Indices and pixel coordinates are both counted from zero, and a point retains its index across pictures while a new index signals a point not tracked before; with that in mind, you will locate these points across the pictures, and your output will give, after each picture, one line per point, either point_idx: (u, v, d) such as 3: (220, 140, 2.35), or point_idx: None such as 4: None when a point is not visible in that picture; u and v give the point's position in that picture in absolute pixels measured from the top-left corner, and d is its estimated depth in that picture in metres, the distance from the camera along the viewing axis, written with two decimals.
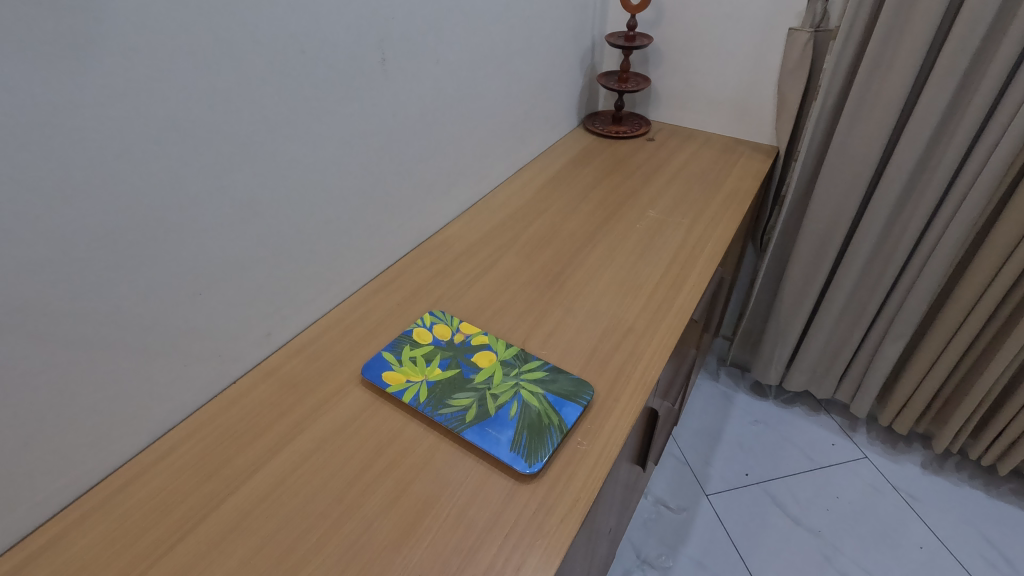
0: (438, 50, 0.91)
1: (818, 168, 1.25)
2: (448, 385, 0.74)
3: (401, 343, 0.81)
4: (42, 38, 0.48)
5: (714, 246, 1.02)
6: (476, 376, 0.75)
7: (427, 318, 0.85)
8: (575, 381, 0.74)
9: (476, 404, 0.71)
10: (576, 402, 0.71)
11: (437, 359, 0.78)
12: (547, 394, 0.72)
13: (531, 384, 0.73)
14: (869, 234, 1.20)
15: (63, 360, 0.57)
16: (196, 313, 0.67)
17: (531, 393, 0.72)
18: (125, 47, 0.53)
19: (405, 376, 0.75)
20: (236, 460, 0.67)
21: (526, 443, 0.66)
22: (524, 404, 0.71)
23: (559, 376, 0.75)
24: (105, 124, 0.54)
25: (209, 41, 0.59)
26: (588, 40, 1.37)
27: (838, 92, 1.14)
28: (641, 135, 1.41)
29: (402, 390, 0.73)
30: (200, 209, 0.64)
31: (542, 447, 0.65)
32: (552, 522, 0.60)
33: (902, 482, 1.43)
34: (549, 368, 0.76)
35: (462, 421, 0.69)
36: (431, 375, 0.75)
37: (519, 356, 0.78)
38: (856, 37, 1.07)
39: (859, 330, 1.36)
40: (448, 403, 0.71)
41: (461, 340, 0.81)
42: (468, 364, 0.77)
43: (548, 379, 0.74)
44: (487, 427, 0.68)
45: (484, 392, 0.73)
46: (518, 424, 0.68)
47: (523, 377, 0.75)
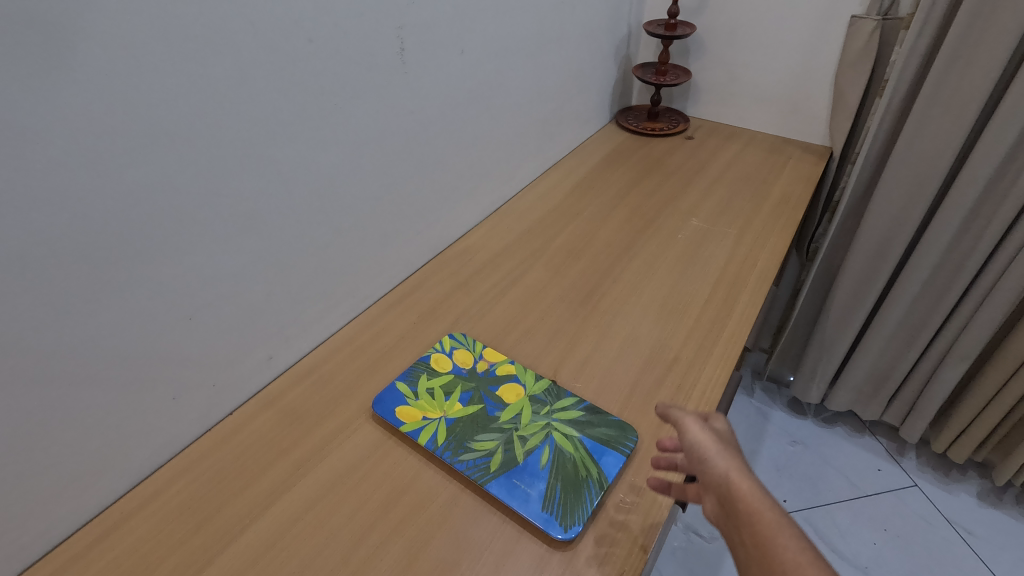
0: (463, 38, 0.81)
1: (877, 172, 1.13)
2: (470, 424, 0.65)
3: (418, 371, 0.72)
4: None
5: (766, 260, 0.91)
6: (501, 415, 0.66)
7: (446, 341, 0.76)
8: (615, 424, 0.64)
9: (502, 449, 0.62)
10: (618, 450, 0.62)
11: (458, 392, 0.69)
12: (584, 438, 0.63)
13: (565, 426, 0.64)
14: (935, 246, 1.08)
15: (28, 401, 0.49)
16: (186, 340, 0.59)
17: (565, 437, 0.63)
18: (91, 33, 0.44)
19: (422, 413, 0.66)
20: (229, 507, 0.59)
21: (560, 500, 0.57)
22: (557, 450, 0.62)
23: (597, 417, 0.65)
24: (68, 125, 0.45)
25: (199, 29, 0.50)
26: (624, 29, 1.26)
27: (906, 89, 1.02)
28: (678, 132, 1.30)
29: (417, 430, 0.64)
30: (189, 223, 0.55)
31: (579, 507, 0.57)
32: None
33: (956, 515, 1.32)
34: (585, 406, 0.67)
35: (486, 469, 0.60)
36: (451, 411, 0.67)
37: (551, 390, 0.69)
38: (932, 26, 0.94)
39: (915, 350, 1.24)
40: (469, 447, 0.63)
41: (484, 370, 0.72)
42: (493, 398, 0.68)
43: (584, 422, 0.65)
44: (515, 478, 0.59)
45: (512, 434, 0.64)
46: (550, 476, 0.59)
47: (555, 417, 0.66)
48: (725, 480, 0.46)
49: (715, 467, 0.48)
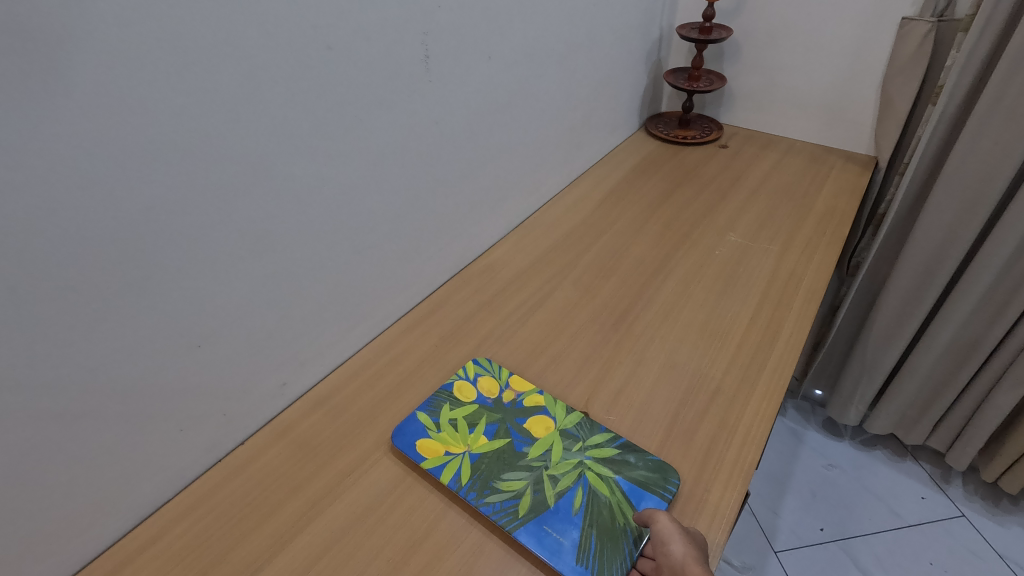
0: (491, 43, 0.77)
1: (928, 184, 1.06)
2: (496, 461, 0.61)
3: (440, 399, 0.67)
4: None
5: (813, 279, 0.85)
6: (530, 452, 0.61)
7: (470, 366, 0.71)
8: (654, 464, 0.59)
9: (531, 490, 0.58)
10: (657, 493, 0.57)
11: (483, 425, 0.65)
12: (621, 480, 0.58)
13: (599, 465, 0.59)
14: (992, 264, 1.01)
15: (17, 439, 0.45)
16: (194, 370, 0.55)
17: (599, 477, 0.58)
18: (89, 41, 0.40)
19: (444, 447, 0.62)
20: (238, 550, 0.55)
21: (595, 552, 0.52)
22: (591, 493, 0.57)
23: (632, 454, 0.60)
24: (63, 140, 0.41)
25: (209, 37, 0.46)
26: (655, 33, 1.20)
27: (964, 95, 0.95)
28: (711, 140, 1.24)
29: (440, 467, 0.60)
30: (197, 246, 0.52)
31: (617, 561, 0.52)
32: None
33: (1008, 549, 1.23)
34: (620, 442, 0.62)
35: (513, 514, 0.55)
36: (476, 446, 0.62)
37: (583, 424, 0.64)
38: (995, 27, 0.88)
39: (966, 372, 1.16)
40: (495, 486, 0.58)
41: (511, 399, 0.67)
42: (520, 432, 0.64)
43: (620, 461, 0.60)
44: (546, 525, 0.54)
45: (540, 474, 0.59)
46: (584, 523, 0.55)
47: (588, 455, 0.61)
48: (681, 564, 0.47)
49: (672, 554, 0.48)
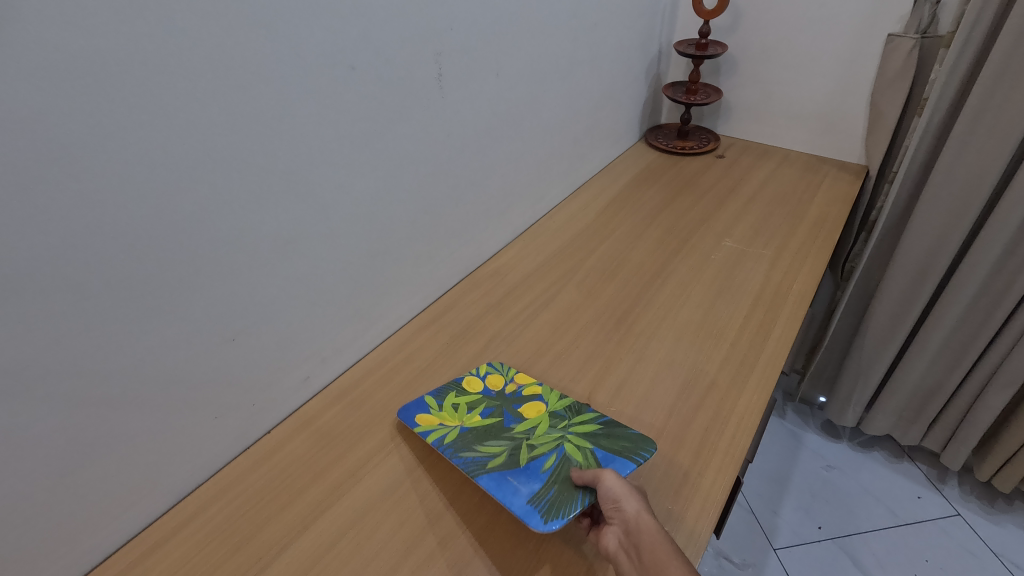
0: (499, 62, 0.83)
1: (917, 192, 1.11)
2: (482, 431, 0.66)
3: (446, 385, 0.73)
4: (36, 46, 0.39)
5: (805, 281, 0.90)
6: (517, 427, 0.66)
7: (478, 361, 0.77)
8: (634, 438, 0.63)
9: (508, 453, 0.62)
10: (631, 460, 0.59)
11: (482, 407, 0.69)
12: (596, 449, 0.62)
13: (580, 438, 0.63)
14: (980, 267, 1.05)
15: (71, 422, 0.49)
16: (228, 362, 0.60)
17: (577, 447, 0.62)
18: (150, 66, 0.45)
19: (440, 419, 0.67)
20: (268, 528, 0.59)
21: (551, 497, 0.56)
22: (564, 458, 0.61)
23: (614, 431, 0.64)
24: (120, 154, 0.46)
25: (248, 61, 0.52)
26: (654, 48, 1.26)
27: (947, 107, 1.00)
28: (709, 150, 1.29)
29: (429, 431, 0.65)
30: (233, 247, 0.57)
31: (568, 506, 0.55)
32: None
33: (1003, 547, 1.26)
34: (603, 421, 0.66)
35: (482, 466, 0.60)
36: (469, 421, 0.67)
37: (571, 408, 0.69)
38: (975, 44, 0.93)
39: (958, 373, 1.20)
40: (474, 446, 0.63)
41: (511, 387, 0.72)
42: (513, 414, 0.68)
43: (601, 435, 0.64)
44: (511, 475, 0.59)
45: (521, 443, 0.64)
46: (549, 478, 0.59)
47: (571, 430, 0.65)
48: (636, 519, 0.51)
49: (627, 511, 0.52)
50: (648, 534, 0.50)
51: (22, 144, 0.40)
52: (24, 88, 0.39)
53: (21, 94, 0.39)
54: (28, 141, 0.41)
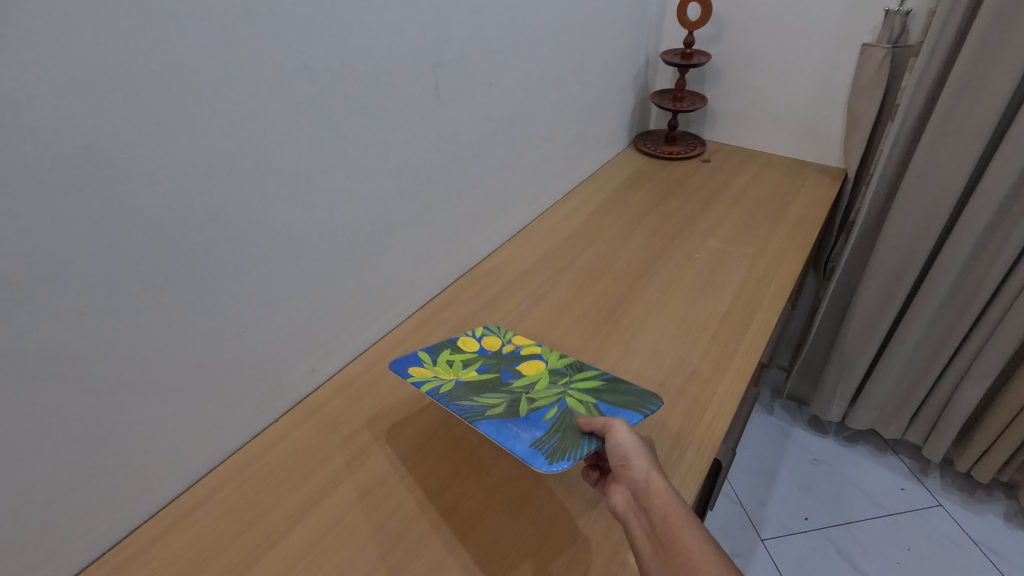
0: (493, 72, 0.87)
1: (892, 194, 1.16)
2: (480, 385, 0.69)
3: (439, 346, 0.76)
4: (77, 61, 0.44)
5: (784, 278, 0.94)
6: (516, 382, 0.70)
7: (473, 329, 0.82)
8: (637, 393, 0.67)
9: (509, 403, 0.66)
10: (637, 411, 0.64)
11: (477, 364, 0.73)
12: (599, 403, 0.66)
13: (582, 393, 0.68)
14: (953, 265, 1.10)
15: (98, 407, 0.53)
16: (241, 353, 0.65)
17: (580, 401, 0.67)
18: (176, 80, 0.50)
19: (433, 372, 0.70)
20: (278, 507, 0.63)
21: (553, 443, 0.59)
22: (566, 410, 0.65)
23: (617, 387, 0.69)
24: (148, 159, 0.50)
25: (263, 77, 0.57)
26: (642, 57, 1.31)
27: (918, 113, 1.05)
28: (695, 155, 1.35)
29: (424, 381, 0.68)
30: (245, 245, 0.61)
31: (571, 451, 0.58)
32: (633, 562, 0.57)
33: (982, 536, 1.30)
34: (605, 378, 0.71)
35: (481, 415, 0.63)
36: (464, 376, 0.70)
37: (571, 367, 0.74)
38: (941, 54, 0.98)
39: (936, 368, 1.25)
40: (475, 396, 0.67)
41: (507, 347, 0.77)
42: (512, 371, 0.73)
43: (603, 391, 0.68)
44: (512, 422, 0.62)
45: (521, 396, 0.68)
46: (550, 428, 0.62)
47: (573, 386, 0.70)
48: (645, 479, 0.53)
49: (636, 470, 0.54)
50: (657, 495, 0.52)
51: (61, 150, 0.45)
52: (64, 100, 0.44)
53: (65, 104, 0.44)
54: (70, 147, 0.45)
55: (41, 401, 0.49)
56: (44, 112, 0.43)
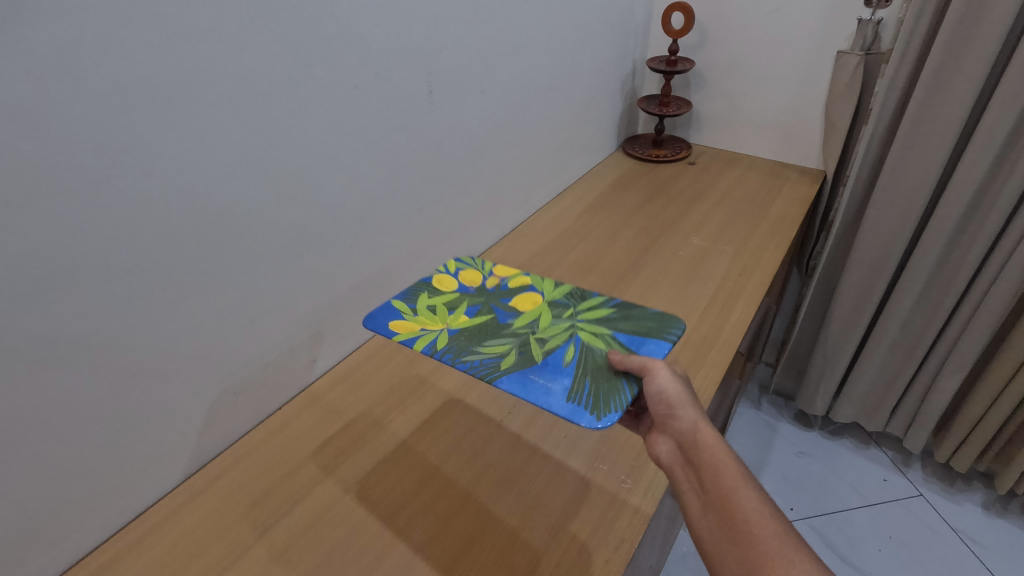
0: (484, 80, 0.92)
1: (869, 194, 1.21)
2: (478, 330, 0.71)
3: (417, 292, 0.77)
4: (102, 71, 0.48)
5: (762, 273, 0.99)
6: (515, 323, 0.72)
7: (451, 266, 0.85)
8: (653, 319, 0.71)
9: (518, 347, 0.68)
10: (660, 337, 0.68)
11: (464, 309, 0.74)
12: (616, 336, 0.69)
13: (593, 327, 0.71)
14: (927, 262, 1.15)
15: (116, 392, 0.58)
16: (248, 343, 0.69)
17: (594, 335, 0.70)
18: (190, 87, 0.54)
19: (419, 325, 0.70)
20: (282, 487, 0.68)
21: (588, 391, 0.61)
22: (585, 348, 0.68)
23: (628, 316, 0.73)
24: (164, 160, 0.55)
25: (269, 87, 0.62)
26: (629, 65, 1.37)
27: (890, 116, 1.10)
28: (681, 158, 1.40)
29: (414, 337, 0.68)
30: (252, 242, 0.66)
31: (609, 401, 0.60)
32: (626, 513, 0.63)
33: (962, 525, 1.35)
34: (613, 306, 0.75)
35: (500, 372, 0.64)
36: (455, 323, 0.71)
37: (571, 301, 0.76)
38: (910, 60, 1.04)
39: (914, 361, 1.30)
40: (483, 346, 0.68)
41: (496, 285, 0.80)
42: (505, 311, 0.74)
43: (614, 321, 0.72)
44: (535, 374, 0.63)
45: (528, 337, 0.70)
46: (575, 373, 0.64)
47: (582, 320, 0.72)
48: (692, 428, 0.56)
49: (681, 418, 0.57)
50: (702, 445, 0.55)
51: (87, 152, 0.49)
52: (90, 107, 0.48)
53: (91, 110, 0.49)
54: (95, 149, 0.50)
55: (65, 384, 0.53)
56: (71, 117, 0.48)
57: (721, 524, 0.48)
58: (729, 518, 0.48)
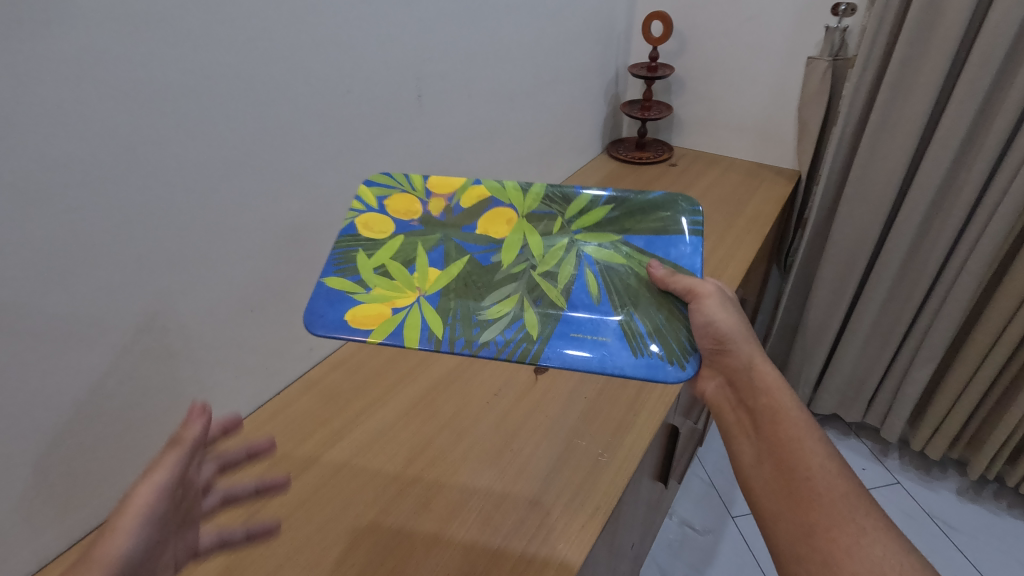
0: (470, 85, 0.98)
1: (840, 193, 1.28)
2: (465, 281, 0.71)
3: (351, 252, 0.70)
4: (115, 75, 0.53)
5: (736, 266, 1.05)
6: (503, 261, 0.73)
7: (373, 190, 0.76)
8: (660, 208, 0.77)
9: (529, 293, 0.69)
10: (677, 231, 0.74)
11: (426, 260, 0.72)
12: (629, 242, 0.75)
13: (600, 238, 0.76)
14: (895, 256, 1.21)
15: (126, 372, 0.62)
16: (247, 328, 0.75)
17: (603, 249, 0.75)
18: (195, 92, 0.60)
19: (389, 306, 0.65)
20: (281, 464, 0.72)
21: (649, 335, 0.65)
22: (606, 268, 0.72)
23: (627, 213, 0.77)
24: (172, 157, 0.60)
25: (268, 92, 0.67)
26: (612, 71, 1.43)
27: (857, 118, 1.17)
28: (663, 160, 1.45)
29: (399, 325, 0.63)
30: (252, 236, 0.71)
31: (671, 344, 0.64)
32: (603, 481, 0.68)
33: (937, 510, 1.40)
34: (606, 204, 0.78)
35: (542, 341, 0.64)
36: (428, 288, 0.69)
37: (556, 204, 0.78)
38: (874, 64, 1.10)
39: (888, 352, 1.35)
40: (492, 305, 0.68)
41: (450, 210, 0.77)
42: (482, 248, 0.74)
43: (618, 225, 0.76)
44: (577, 331, 0.65)
45: (531, 276, 0.72)
46: (614, 310, 0.68)
47: (580, 232, 0.76)
48: (751, 367, 0.64)
49: (743, 358, 0.65)
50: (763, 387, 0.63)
51: (104, 151, 0.54)
52: (106, 108, 0.53)
53: (106, 112, 0.53)
54: (109, 147, 0.54)
55: (81, 364, 0.58)
56: (89, 117, 0.52)
57: (779, 472, 0.57)
58: (792, 477, 0.56)
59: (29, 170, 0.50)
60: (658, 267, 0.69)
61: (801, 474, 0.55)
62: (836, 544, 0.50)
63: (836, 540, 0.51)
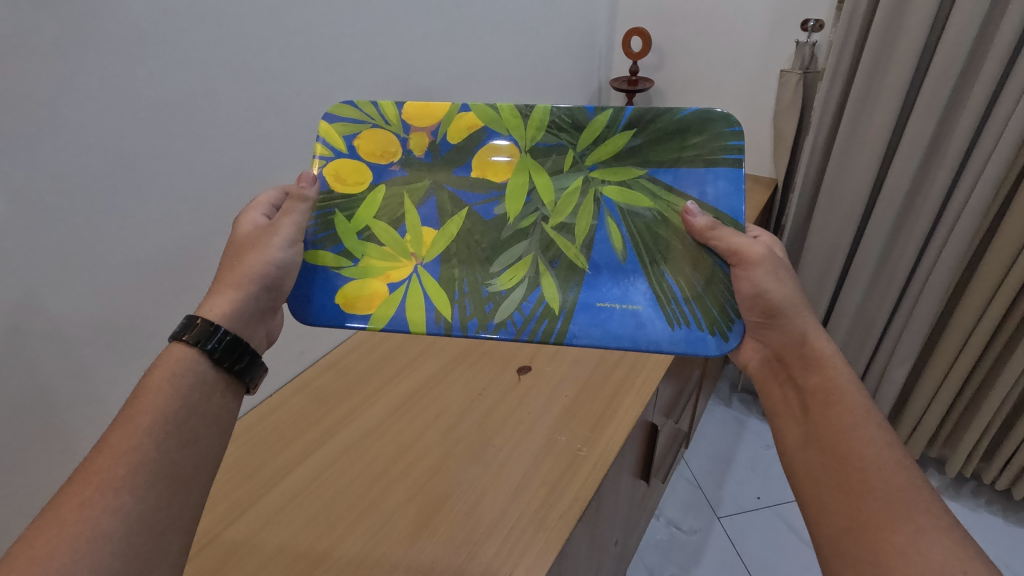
0: (456, 99, 1.03)
1: (815, 200, 1.33)
2: (467, 241, 0.72)
3: (329, 215, 0.71)
4: (113, 92, 0.57)
5: None
6: (510, 214, 0.73)
7: (336, 128, 0.73)
8: (695, 127, 0.70)
9: (544, 253, 0.72)
10: (713, 159, 0.69)
11: (415, 219, 0.73)
12: (654, 175, 0.71)
13: (623, 173, 0.72)
14: (868, 259, 1.25)
15: (113, 369, 0.67)
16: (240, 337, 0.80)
17: (623, 191, 0.72)
18: (189, 107, 0.64)
19: (385, 281, 0.70)
20: (272, 462, 0.75)
21: (685, 300, 0.68)
22: (631, 212, 0.71)
23: (653, 136, 0.71)
24: (165, 168, 0.64)
25: (260, 107, 0.72)
26: (595, 84, 1.48)
27: (828, 128, 1.22)
28: None
29: (400, 300, 0.69)
30: None
31: (706, 312, 0.67)
32: (580, 475, 0.71)
33: None
34: (626, 126, 0.71)
35: (570, 314, 0.68)
36: (426, 255, 0.72)
37: (566, 131, 0.72)
38: (841, 77, 1.15)
39: (865, 353, 1.39)
40: (503, 270, 0.71)
41: (435, 147, 0.74)
42: (484, 198, 0.73)
43: (641, 153, 0.71)
44: (605, 302, 0.69)
45: (546, 229, 0.72)
46: (642, 272, 0.70)
47: (596, 166, 0.72)
48: (804, 340, 0.64)
49: (795, 329, 0.65)
50: (818, 363, 0.62)
51: (102, 162, 0.58)
52: (104, 122, 0.57)
53: (105, 126, 0.58)
54: (105, 158, 0.59)
55: (74, 362, 0.62)
56: (88, 131, 0.56)
57: (828, 456, 0.56)
58: (845, 464, 0.54)
59: (31, 180, 0.54)
60: (696, 216, 0.68)
61: (858, 465, 0.53)
62: (891, 544, 0.48)
63: (890, 541, 0.48)
